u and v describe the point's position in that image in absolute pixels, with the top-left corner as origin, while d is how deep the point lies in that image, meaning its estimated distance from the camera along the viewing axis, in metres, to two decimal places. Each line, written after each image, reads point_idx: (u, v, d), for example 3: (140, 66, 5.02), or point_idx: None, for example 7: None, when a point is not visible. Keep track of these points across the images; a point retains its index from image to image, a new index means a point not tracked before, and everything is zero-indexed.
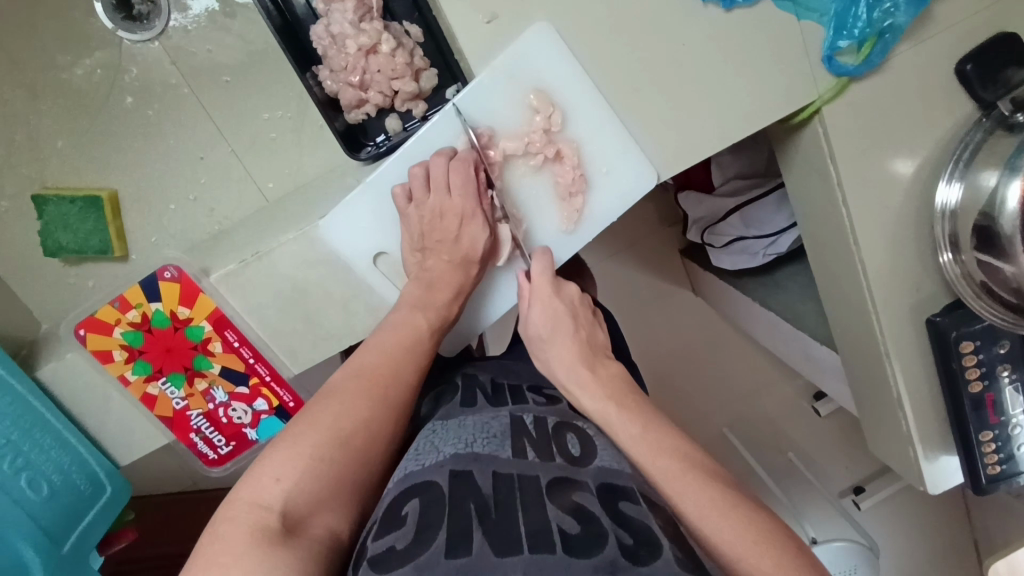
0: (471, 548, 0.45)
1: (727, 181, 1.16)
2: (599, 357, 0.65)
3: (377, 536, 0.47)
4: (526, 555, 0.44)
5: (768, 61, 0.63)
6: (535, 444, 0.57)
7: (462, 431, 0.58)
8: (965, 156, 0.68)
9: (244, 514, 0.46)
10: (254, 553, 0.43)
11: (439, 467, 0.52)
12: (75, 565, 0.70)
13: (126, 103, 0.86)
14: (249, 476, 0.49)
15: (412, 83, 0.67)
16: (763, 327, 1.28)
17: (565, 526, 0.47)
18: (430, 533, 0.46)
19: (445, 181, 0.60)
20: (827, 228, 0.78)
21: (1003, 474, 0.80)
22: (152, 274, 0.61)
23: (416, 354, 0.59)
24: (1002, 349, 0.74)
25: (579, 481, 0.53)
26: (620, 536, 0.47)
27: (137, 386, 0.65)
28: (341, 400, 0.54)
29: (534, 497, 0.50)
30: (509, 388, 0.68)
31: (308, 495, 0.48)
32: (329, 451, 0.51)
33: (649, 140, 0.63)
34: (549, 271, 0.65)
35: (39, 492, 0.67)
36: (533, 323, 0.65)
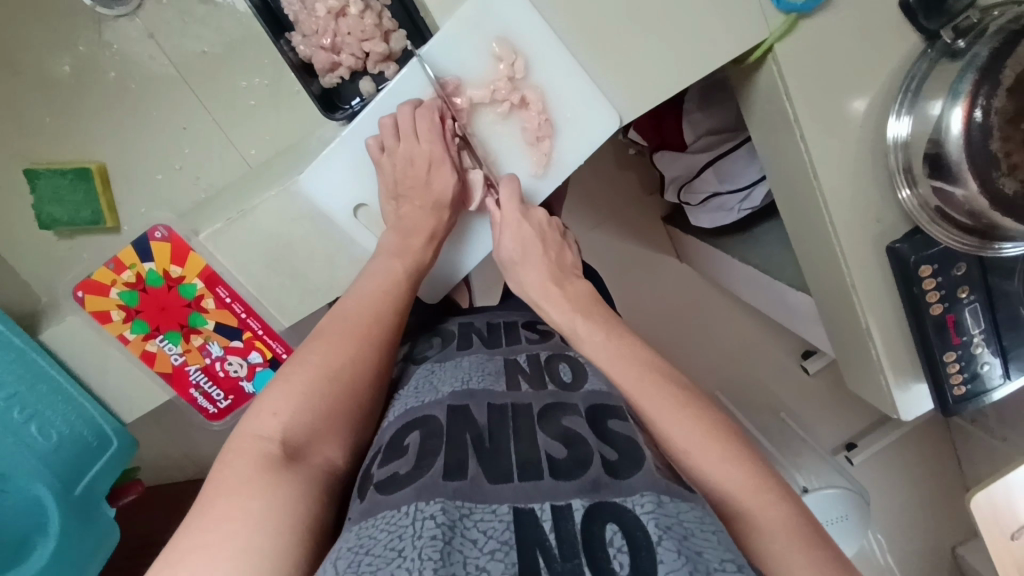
0: (466, 473, 0.50)
1: (700, 138, 1.17)
2: (567, 277, 0.68)
3: (383, 464, 0.53)
4: (516, 483, 0.49)
5: (719, 1, 0.65)
6: (529, 378, 0.62)
7: (459, 371, 0.63)
8: (913, 87, 0.72)
9: (246, 447, 0.49)
10: (261, 480, 0.47)
11: (437, 403, 0.57)
12: (84, 506, 0.75)
13: (109, 78, 0.89)
14: (250, 414, 0.52)
15: (383, 44, 0.70)
16: (744, 282, 1.32)
17: (553, 451, 0.52)
18: (429, 460, 0.51)
19: (416, 130, 0.63)
20: (789, 166, 0.82)
21: (969, 393, 0.84)
22: (143, 235, 0.64)
23: (398, 295, 0.61)
24: (959, 270, 0.78)
25: (568, 404, 0.58)
26: (603, 453, 0.52)
27: (137, 344, 0.68)
28: (328, 341, 0.56)
29: (525, 425, 0.55)
30: (504, 327, 0.74)
31: (304, 426, 0.52)
32: (321, 388, 0.54)
33: (611, 84, 0.66)
34: (518, 196, 0.68)
35: (48, 439, 0.72)
36: (505, 248, 0.68)
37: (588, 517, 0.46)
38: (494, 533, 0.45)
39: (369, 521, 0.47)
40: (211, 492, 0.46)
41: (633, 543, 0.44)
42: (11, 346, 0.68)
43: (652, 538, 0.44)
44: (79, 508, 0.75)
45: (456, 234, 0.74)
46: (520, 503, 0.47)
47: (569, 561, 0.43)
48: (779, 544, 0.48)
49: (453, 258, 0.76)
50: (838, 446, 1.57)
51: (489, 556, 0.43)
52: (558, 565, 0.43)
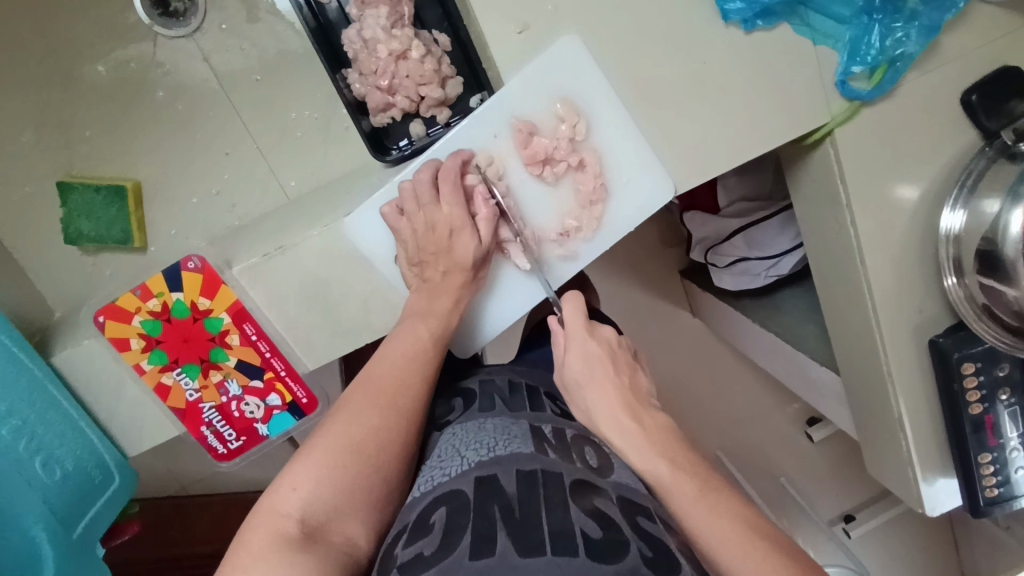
0: (494, 549, 0.44)
1: (732, 203, 1.19)
2: (644, 407, 0.62)
3: (406, 544, 0.48)
4: (549, 557, 0.43)
5: (787, 82, 0.65)
6: (556, 451, 0.57)
7: (484, 436, 0.58)
8: (969, 182, 0.71)
9: (264, 524, 0.47)
10: (277, 561, 0.44)
11: (463, 476, 0.52)
12: (83, 548, 0.71)
13: (157, 97, 0.88)
14: (268, 490, 0.50)
15: (439, 90, 0.68)
16: (760, 350, 1.29)
17: (588, 530, 0.46)
18: (456, 538, 0.46)
19: (439, 194, 0.61)
20: (834, 248, 0.80)
21: (1001, 497, 0.81)
22: (176, 263, 0.61)
23: (424, 360, 0.59)
24: (1002, 371, 0.76)
25: (599, 488, 0.52)
26: (640, 547, 0.46)
27: (152, 374, 0.65)
28: (351, 411, 0.54)
29: (556, 497, 0.49)
30: (526, 392, 0.69)
31: (323, 503, 0.49)
32: (343, 461, 0.51)
33: (670, 156, 0.65)
34: (580, 313, 0.67)
35: (52, 477, 0.67)
36: (571, 367, 0.64)
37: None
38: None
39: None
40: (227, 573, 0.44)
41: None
42: (24, 369, 0.65)
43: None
44: (73, 550, 0.70)
45: (486, 289, 0.69)
46: None
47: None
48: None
49: (480, 316, 0.71)
50: (834, 517, 1.53)
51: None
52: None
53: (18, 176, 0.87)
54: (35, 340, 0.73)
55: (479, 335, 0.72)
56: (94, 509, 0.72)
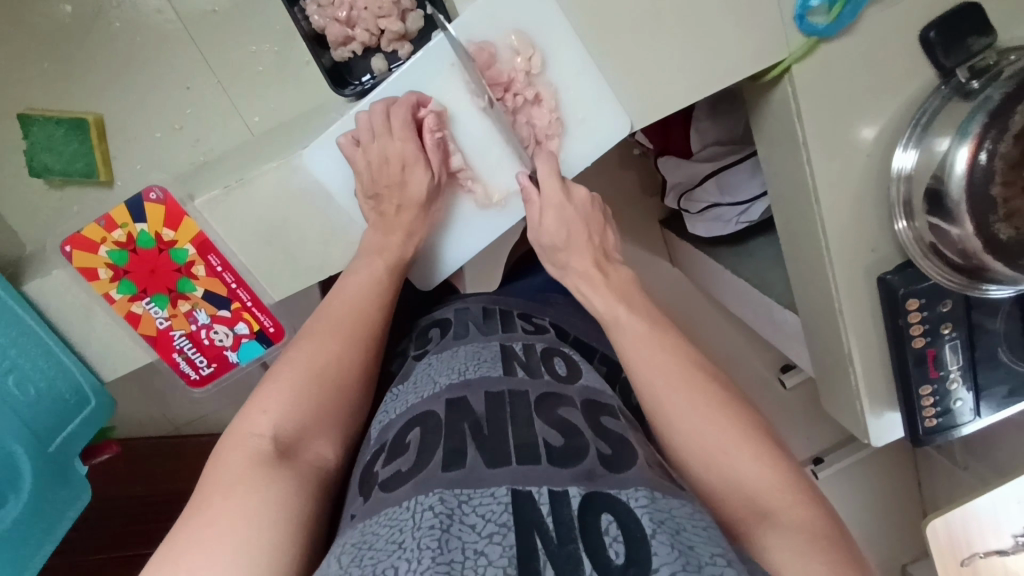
0: (464, 462, 0.48)
1: (706, 148, 1.17)
2: (609, 261, 0.67)
3: (385, 462, 0.52)
4: (514, 466, 0.48)
5: (743, 19, 0.65)
6: (524, 366, 0.61)
7: (457, 361, 0.62)
8: (923, 121, 0.72)
9: (239, 446, 0.50)
10: (255, 477, 0.48)
11: (436, 397, 0.56)
12: (61, 463, 0.76)
13: (112, 28, 0.89)
14: (238, 416, 0.53)
15: (399, 23, 0.69)
16: (731, 295, 1.32)
17: (550, 439, 0.51)
18: (428, 453, 0.50)
19: (400, 123, 0.63)
20: (791, 187, 0.82)
21: (939, 426, 0.86)
22: (138, 194, 0.63)
23: (383, 294, 0.63)
24: (945, 307, 0.80)
25: (564, 397, 0.57)
26: (599, 446, 0.52)
27: (122, 304, 0.67)
28: (314, 340, 0.58)
29: (523, 411, 0.54)
30: (500, 314, 0.73)
31: (293, 424, 0.53)
32: (309, 385, 0.55)
33: (624, 89, 0.66)
34: (557, 174, 0.66)
35: (26, 395, 0.72)
36: (547, 230, 0.66)
37: (586, 504, 0.45)
38: (493, 517, 0.43)
39: (373, 518, 0.46)
40: (209, 489, 0.47)
41: (629, 534, 0.43)
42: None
43: (646, 530, 0.43)
44: (49, 465, 0.75)
45: (443, 227, 0.71)
46: (518, 485, 0.46)
47: (565, 546, 0.42)
48: (784, 542, 0.49)
49: (438, 255, 0.73)
50: (805, 459, 1.61)
51: (487, 540, 0.42)
52: (554, 549, 0.42)
53: None
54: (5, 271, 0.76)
55: (434, 271, 0.74)
56: (70, 428, 0.76)
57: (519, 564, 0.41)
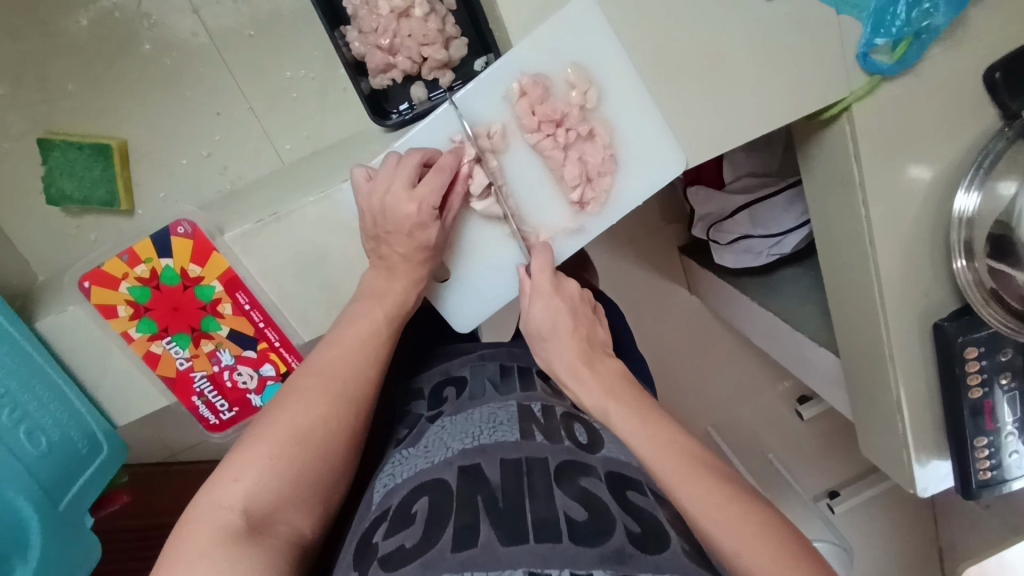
0: (477, 540, 0.46)
1: (739, 178, 1.16)
2: (598, 354, 0.65)
3: (388, 534, 0.50)
4: (533, 545, 0.45)
5: (804, 58, 0.62)
6: (544, 429, 0.58)
7: (470, 426, 0.59)
8: (986, 164, 0.69)
9: (206, 517, 0.47)
10: (219, 553, 0.45)
11: (447, 465, 0.54)
12: (73, 522, 0.71)
13: (143, 50, 0.87)
14: (209, 484, 0.50)
15: (443, 51, 0.66)
16: (756, 330, 1.28)
17: (572, 514, 0.49)
18: (437, 530, 0.48)
19: (406, 184, 0.57)
20: (839, 228, 0.79)
21: (993, 480, 0.82)
22: (165, 229, 0.59)
23: (374, 347, 0.59)
24: (1004, 356, 0.76)
25: (587, 466, 0.54)
26: (627, 524, 0.49)
27: (141, 343, 0.63)
28: (300, 399, 0.55)
29: (542, 479, 0.52)
30: (518, 373, 0.70)
31: (267, 497, 0.50)
32: (289, 453, 0.52)
33: (682, 127, 0.63)
34: (550, 265, 0.65)
35: (37, 446, 0.68)
36: (534, 320, 0.64)
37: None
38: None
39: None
40: (168, 565, 0.45)
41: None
42: (8, 337, 0.65)
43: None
44: (63, 524, 0.70)
45: (454, 249, 0.66)
46: (536, 568, 0.43)
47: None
48: None
49: (459, 284, 0.68)
50: (820, 493, 1.54)
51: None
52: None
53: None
54: (20, 302, 0.74)
55: (449, 299, 0.69)
56: (82, 480, 0.72)
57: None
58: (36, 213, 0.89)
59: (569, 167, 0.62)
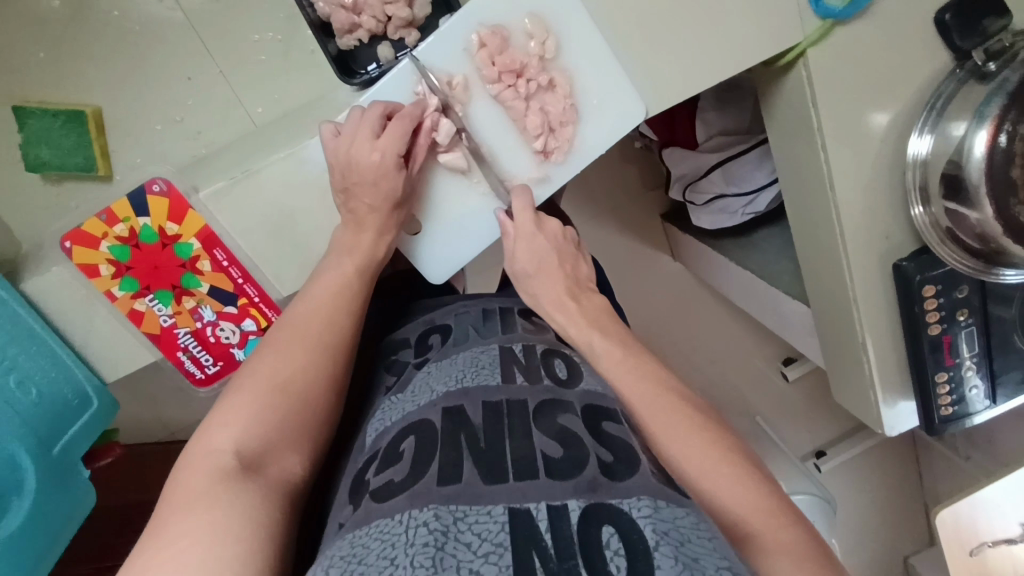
0: (461, 475, 0.48)
1: (711, 138, 1.15)
2: (582, 289, 0.69)
3: (378, 471, 0.52)
4: (510, 483, 0.47)
5: (758, 1, 0.64)
6: (524, 371, 0.60)
7: (453, 369, 0.61)
8: (939, 106, 0.71)
9: (200, 461, 0.50)
10: (215, 489, 0.48)
11: (433, 407, 0.56)
12: (65, 468, 0.74)
13: (112, 17, 0.89)
14: (200, 431, 0.52)
15: (406, 9, 0.67)
16: (735, 288, 1.31)
17: (549, 451, 0.50)
18: (423, 466, 0.50)
19: (371, 133, 0.60)
20: (802, 175, 0.81)
21: (955, 415, 0.85)
22: (141, 187, 0.62)
23: (348, 299, 0.62)
24: (960, 293, 0.79)
25: (564, 402, 0.57)
26: (599, 454, 0.51)
27: (124, 302, 0.66)
28: (279, 351, 0.58)
29: (521, 423, 0.53)
30: (500, 313, 0.72)
31: (256, 437, 0.53)
32: (272, 397, 0.55)
33: (641, 75, 0.65)
34: (529, 207, 0.67)
35: (28, 395, 0.71)
36: (520, 259, 0.67)
37: (585, 518, 0.44)
38: (489, 536, 0.43)
39: (363, 529, 0.46)
40: (167, 505, 0.47)
41: (630, 546, 0.42)
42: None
43: (649, 543, 0.43)
44: (56, 470, 0.73)
45: (424, 203, 0.69)
46: (515, 503, 0.46)
47: (566, 562, 0.42)
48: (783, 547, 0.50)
49: (431, 238, 0.70)
50: (807, 452, 1.61)
51: (483, 559, 0.42)
52: (554, 567, 0.41)
53: None
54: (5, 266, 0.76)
55: (424, 252, 0.71)
56: (72, 431, 0.74)
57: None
58: (16, 184, 0.91)
59: (531, 117, 0.65)
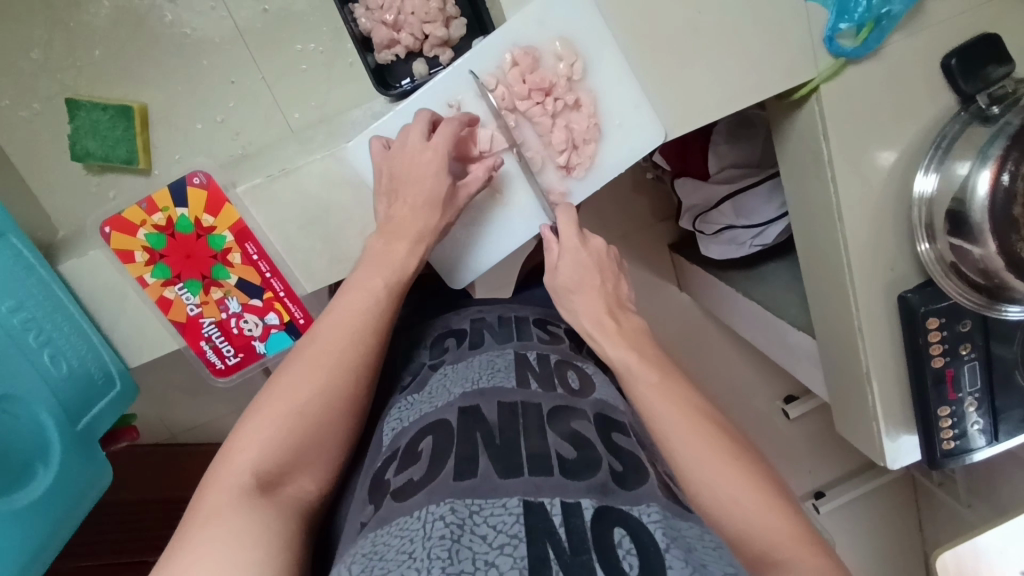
0: (477, 471, 0.49)
1: (723, 170, 1.17)
2: (621, 309, 0.69)
3: (397, 470, 0.53)
4: (526, 477, 0.48)
5: (775, 38, 0.68)
6: (538, 377, 0.62)
7: (469, 372, 0.63)
8: (944, 145, 0.74)
9: (222, 481, 0.51)
10: (235, 510, 0.49)
11: (449, 406, 0.57)
12: (86, 443, 0.77)
13: (164, 21, 0.94)
14: (224, 452, 0.54)
15: (443, 29, 0.71)
16: (741, 319, 1.33)
17: (563, 452, 0.52)
18: (440, 462, 0.51)
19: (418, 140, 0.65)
20: (812, 205, 0.84)
21: (957, 450, 0.86)
22: (182, 178, 0.67)
23: (374, 318, 0.63)
24: (964, 327, 0.81)
25: (578, 409, 0.58)
26: (611, 462, 0.52)
27: (155, 288, 0.72)
28: (301, 369, 0.59)
29: (535, 422, 0.55)
30: (516, 322, 0.74)
31: (276, 459, 0.54)
32: (292, 419, 0.56)
33: (663, 101, 0.69)
34: (574, 224, 0.70)
35: (59, 369, 0.73)
36: (563, 273, 0.69)
37: (598, 517, 0.45)
38: (504, 528, 0.44)
39: (384, 528, 0.47)
40: (189, 524, 0.49)
41: (642, 547, 0.43)
42: (32, 269, 0.71)
43: (660, 544, 0.44)
44: (77, 443, 0.76)
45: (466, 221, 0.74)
46: (530, 496, 0.47)
47: (578, 556, 0.42)
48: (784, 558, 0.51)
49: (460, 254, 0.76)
50: (806, 492, 1.62)
51: (498, 551, 0.42)
52: (567, 560, 0.42)
53: (26, 94, 0.93)
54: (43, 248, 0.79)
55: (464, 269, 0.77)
56: (97, 408, 0.77)
57: (531, 570, 0.41)
58: (57, 174, 0.95)
59: (557, 133, 0.69)
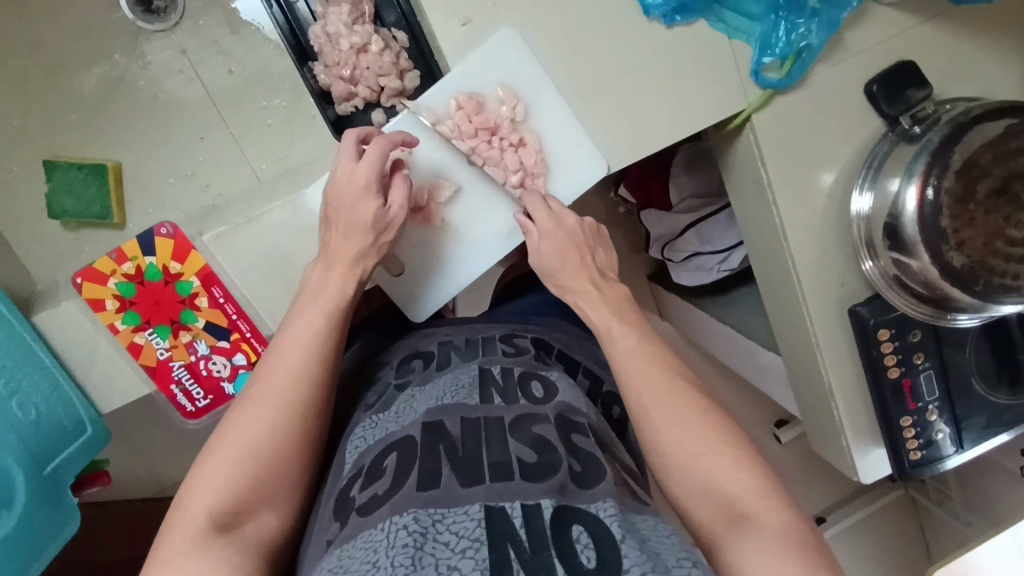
0: (440, 481, 0.51)
1: (684, 200, 1.23)
2: (603, 278, 0.72)
3: (363, 488, 0.54)
4: (487, 484, 0.50)
5: (704, 74, 0.74)
6: (501, 392, 0.63)
7: (434, 391, 0.64)
8: (876, 163, 0.79)
9: (179, 530, 0.52)
10: (192, 558, 0.50)
11: (414, 424, 0.58)
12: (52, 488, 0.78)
13: (139, 86, 1.00)
14: (175, 505, 0.54)
15: (397, 80, 0.77)
16: (718, 344, 1.35)
17: (523, 456, 0.54)
18: (403, 478, 0.52)
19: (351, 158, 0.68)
20: (760, 227, 0.88)
21: (925, 459, 0.87)
22: (150, 229, 0.71)
23: (319, 350, 0.63)
24: (914, 337, 0.83)
25: (540, 415, 0.60)
26: (570, 464, 0.54)
27: (126, 335, 0.74)
28: (249, 411, 0.59)
29: (495, 436, 0.56)
30: (481, 341, 0.76)
31: (231, 502, 0.54)
32: (241, 463, 0.56)
33: (604, 137, 0.74)
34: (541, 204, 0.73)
35: (27, 416, 0.74)
36: (545, 256, 0.72)
37: (558, 515, 0.47)
38: (466, 532, 0.45)
39: (351, 544, 0.48)
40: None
41: (598, 541, 0.46)
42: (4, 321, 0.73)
43: (616, 536, 0.46)
44: (43, 489, 0.77)
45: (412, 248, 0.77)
46: (491, 501, 0.48)
47: (539, 554, 0.44)
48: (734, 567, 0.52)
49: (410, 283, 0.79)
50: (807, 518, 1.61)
51: (460, 555, 0.44)
52: (527, 558, 0.44)
53: (8, 158, 0.98)
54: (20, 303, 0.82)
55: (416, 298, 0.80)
56: (64, 454, 0.78)
57: (493, 569, 0.43)
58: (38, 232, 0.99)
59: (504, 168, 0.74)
